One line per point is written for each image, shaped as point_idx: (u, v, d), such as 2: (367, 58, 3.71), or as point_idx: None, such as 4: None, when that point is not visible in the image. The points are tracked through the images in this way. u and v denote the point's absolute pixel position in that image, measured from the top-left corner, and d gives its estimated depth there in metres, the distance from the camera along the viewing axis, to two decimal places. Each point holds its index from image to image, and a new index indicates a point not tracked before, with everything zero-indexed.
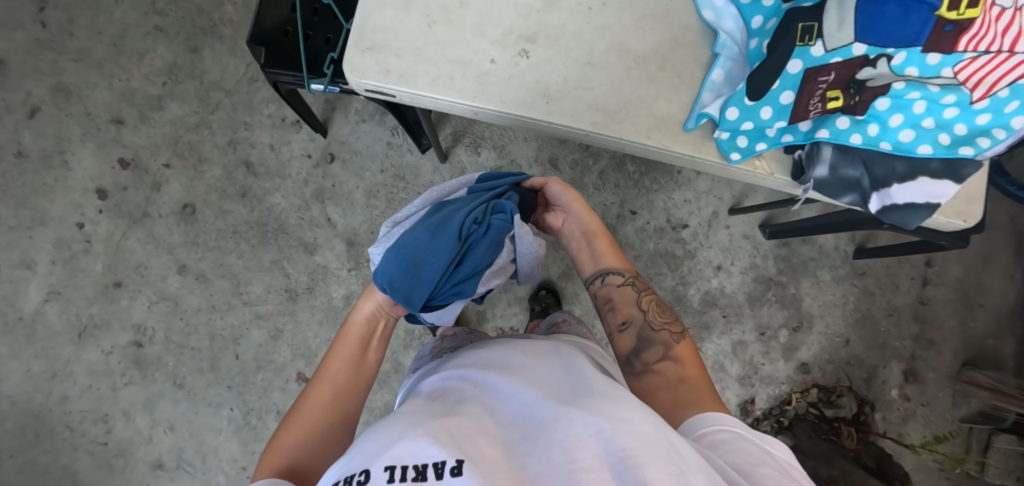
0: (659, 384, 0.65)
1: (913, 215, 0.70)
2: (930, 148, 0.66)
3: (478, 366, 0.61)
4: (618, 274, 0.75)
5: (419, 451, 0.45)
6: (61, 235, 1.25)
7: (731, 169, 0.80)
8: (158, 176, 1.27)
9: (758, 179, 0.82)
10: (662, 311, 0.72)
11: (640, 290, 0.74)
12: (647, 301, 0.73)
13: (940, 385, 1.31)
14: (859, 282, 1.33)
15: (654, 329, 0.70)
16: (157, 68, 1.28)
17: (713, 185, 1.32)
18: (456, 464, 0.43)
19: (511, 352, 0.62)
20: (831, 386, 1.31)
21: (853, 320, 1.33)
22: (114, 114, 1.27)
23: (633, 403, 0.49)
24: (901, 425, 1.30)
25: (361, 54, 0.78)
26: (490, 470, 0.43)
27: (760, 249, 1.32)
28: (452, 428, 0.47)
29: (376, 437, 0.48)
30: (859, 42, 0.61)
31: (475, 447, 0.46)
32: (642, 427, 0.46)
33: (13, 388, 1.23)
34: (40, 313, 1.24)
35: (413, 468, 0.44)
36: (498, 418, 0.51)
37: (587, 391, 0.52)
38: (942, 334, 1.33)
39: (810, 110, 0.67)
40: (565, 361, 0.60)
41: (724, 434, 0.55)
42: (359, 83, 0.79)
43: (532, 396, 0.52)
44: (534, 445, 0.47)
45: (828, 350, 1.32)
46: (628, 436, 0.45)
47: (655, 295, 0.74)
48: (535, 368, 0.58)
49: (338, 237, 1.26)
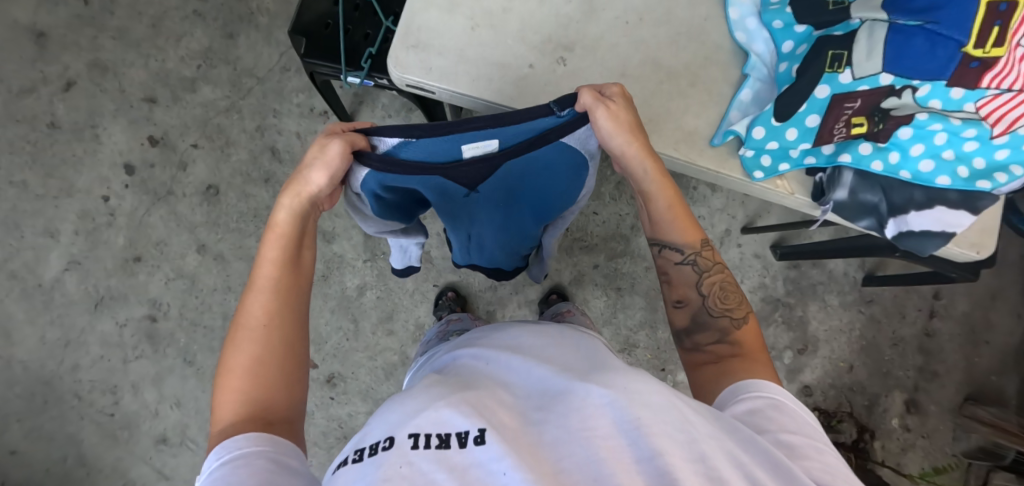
0: (704, 363, 0.66)
1: (929, 241, 0.73)
2: (948, 180, 0.68)
3: (496, 343, 0.63)
4: (679, 252, 0.72)
5: (441, 420, 0.46)
6: (85, 207, 1.28)
7: (752, 186, 0.82)
8: (185, 155, 1.29)
9: (777, 198, 0.84)
10: (725, 297, 0.70)
11: (705, 271, 0.71)
12: (709, 285, 0.71)
13: (940, 418, 1.32)
14: (866, 310, 1.35)
15: (713, 315, 0.69)
16: (193, 51, 1.31)
17: (728, 203, 1.33)
18: (479, 434, 0.44)
19: (526, 335, 0.64)
20: (831, 410, 1.33)
21: (858, 347, 1.34)
22: (148, 93, 1.30)
23: (645, 377, 0.50)
24: (900, 455, 1.31)
25: (405, 51, 0.80)
26: (511, 437, 0.45)
27: (769, 269, 1.33)
28: (472, 399, 0.48)
29: (399, 409, 0.50)
30: (885, 72, 0.63)
31: (495, 415, 0.47)
32: (653, 397, 0.47)
33: (26, 354, 1.25)
34: (60, 282, 1.26)
35: (437, 436, 0.45)
36: (513, 391, 0.52)
37: (599, 369, 0.53)
38: (945, 367, 1.34)
39: (834, 134, 0.70)
40: (575, 343, 0.62)
41: (755, 398, 0.57)
42: (400, 78, 0.81)
43: (545, 371, 0.53)
44: (551, 413, 0.47)
45: (832, 375, 1.33)
46: (643, 407, 0.46)
47: (724, 276, 0.71)
48: (547, 348, 0.59)
49: (356, 227, 1.25)
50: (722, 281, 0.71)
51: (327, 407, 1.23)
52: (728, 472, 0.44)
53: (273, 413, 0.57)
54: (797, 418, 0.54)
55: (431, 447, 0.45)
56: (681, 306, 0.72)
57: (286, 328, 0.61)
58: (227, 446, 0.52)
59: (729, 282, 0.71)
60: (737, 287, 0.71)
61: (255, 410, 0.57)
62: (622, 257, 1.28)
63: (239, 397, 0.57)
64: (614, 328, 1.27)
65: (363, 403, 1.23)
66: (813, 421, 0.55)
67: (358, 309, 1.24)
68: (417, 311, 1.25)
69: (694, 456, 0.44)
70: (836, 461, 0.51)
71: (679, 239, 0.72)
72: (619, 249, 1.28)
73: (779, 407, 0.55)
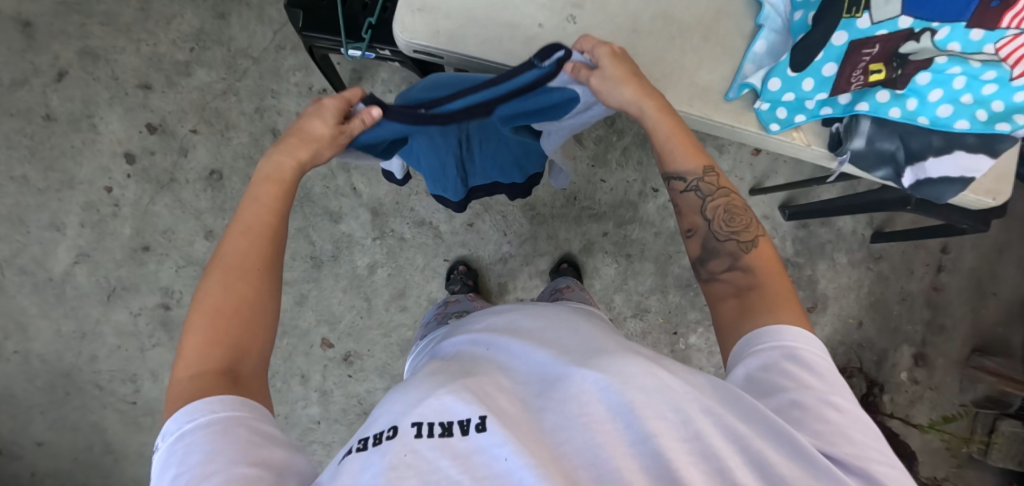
0: (723, 296, 0.62)
1: (946, 188, 0.73)
2: (967, 124, 0.67)
3: (493, 327, 0.63)
4: (682, 179, 0.67)
5: (444, 409, 0.47)
6: (89, 199, 1.27)
7: (768, 140, 0.81)
8: (185, 141, 1.27)
9: (792, 151, 0.83)
10: (732, 218, 0.65)
11: (711, 196, 0.66)
12: (714, 209, 0.65)
13: (948, 370, 1.36)
14: (875, 266, 1.35)
15: (721, 240, 0.64)
16: (185, 34, 1.28)
17: (735, 165, 1.31)
18: (481, 421, 0.45)
19: (521, 317, 0.64)
20: (842, 366, 1.35)
21: (867, 303, 1.35)
22: (142, 79, 1.28)
23: (637, 359, 0.51)
24: (909, 407, 1.35)
25: (410, 15, 0.77)
26: (511, 423, 0.46)
27: (778, 230, 1.33)
28: (473, 386, 0.49)
29: (401, 397, 0.50)
30: (905, 15, 0.62)
31: (495, 403, 0.48)
32: (647, 380, 0.48)
33: (43, 347, 1.26)
34: (69, 275, 1.27)
35: (440, 425, 0.46)
36: (512, 377, 0.53)
37: (593, 351, 0.54)
38: (953, 320, 1.36)
39: (852, 82, 0.69)
40: (569, 323, 0.62)
41: (771, 349, 0.54)
42: (407, 44, 0.79)
43: (541, 356, 0.54)
44: (549, 399, 0.49)
45: (841, 331, 1.35)
46: (636, 391, 0.47)
47: (732, 198, 0.66)
48: (543, 331, 0.60)
49: (363, 206, 1.24)
50: (729, 204, 0.65)
51: (346, 385, 1.24)
52: (721, 448, 0.46)
53: (240, 365, 0.55)
54: (810, 371, 0.52)
55: (434, 436, 0.45)
56: (691, 234, 0.67)
57: (249, 278, 0.58)
58: (198, 408, 0.49)
59: (735, 204, 0.65)
60: (746, 206, 0.65)
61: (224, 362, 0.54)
62: (631, 225, 1.27)
63: (198, 355, 0.54)
64: (625, 294, 1.28)
65: (381, 380, 1.25)
66: (827, 365, 0.53)
67: (370, 288, 1.24)
68: (428, 286, 1.25)
69: (686, 433, 0.46)
70: (847, 419, 0.49)
71: (687, 167, 0.66)
72: (627, 216, 1.27)
73: (797, 358, 0.53)
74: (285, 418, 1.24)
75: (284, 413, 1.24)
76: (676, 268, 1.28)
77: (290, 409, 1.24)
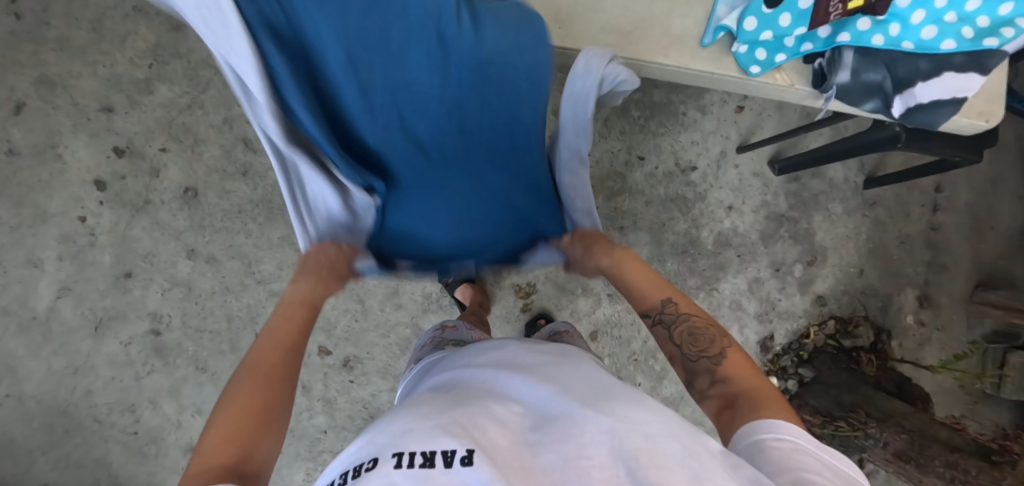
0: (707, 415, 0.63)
1: (939, 113, 0.70)
2: (954, 43, 0.66)
3: (490, 360, 0.62)
4: (650, 316, 0.73)
5: (427, 439, 0.46)
6: (64, 231, 1.23)
7: (750, 84, 0.79)
8: (155, 161, 1.24)
9: (777, 93, 0.80)
10: (697, 338, 0.68)
11: (674, 323, 0.71)
12: (680, 335, 0.69)
13: (953, 308, 1.35)
14: (870, 213, 1.33)
15: (694, 360, 0.67)
16: (142, 50, 1.24)
17: (721, 123, 1.26)
18: (466, 454, 0.44)
19: (521, 352, 0.63)
20: (847, 316, 1.33)
21: (867, 250, 1.33)
22: (103, 102, 1.24)
23: (644, 405, 0.50)
24: (918, 350, 1.34)
25: None
26: (498, 460, 0.45)
27: (770, 186, 1.29)
28: (464, 417, 0.48)
29: (387, 427, 0.50)
30: None
31: (485, 436, 0.47)
32: (648, 427, 0.47)
33: (36, 387, 1.23)
34: (54, 311, 1.23)
35: (421, 454, 0.45)
36: (509, 409, 0.52)
37: (599, 391, 0.53)
38: (953, 259, 1.35)
39: (830, 12, 0.67)
40: (573, 360, 0.61)
41: (776, 443, 0.53)
42: None
43: (544, 391, 0.53)
44: (545, 437, 0.47)
45: (843, 281, 1.33)
46: (638, 438, 0.46)
47: (693, 320, 0.70)
48: (547, 365, 0.59)
49: None
50: (691, 326, 0.69)
51: (348, 391, 1.22)
52: None
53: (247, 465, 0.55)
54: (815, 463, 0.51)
55: (414, 467, 0.45)
56: (668, 352, 0.70)
57: None
58: None
59: (697, 325, 0.69)
60: (712, 324, 0.69)
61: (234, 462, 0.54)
62: (620, 196, 1.25)
63: None
64: None
65: (383, 381, 1.22)
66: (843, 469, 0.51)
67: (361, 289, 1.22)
68: (421, 281, 1.23)
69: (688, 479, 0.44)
70: None
71: (660, 300, 0.74)
72: (616, 188, 1.25)
73: (803, 452, 0.52)
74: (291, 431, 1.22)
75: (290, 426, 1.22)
76: (670, 235, 1.26)
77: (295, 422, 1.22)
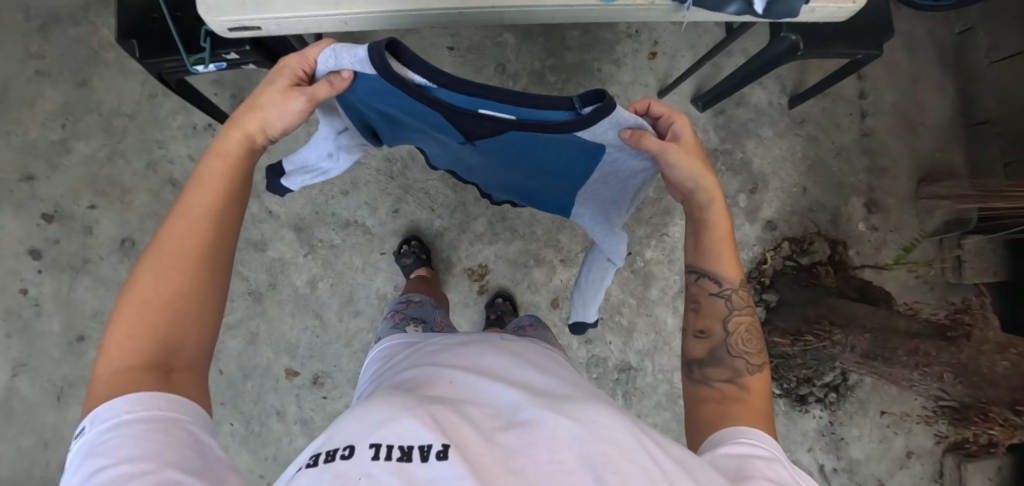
0: (708, 400, 0.65)
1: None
2: None
3: (460, 361, 0.58)
4: (717, 284, 0.70)
5: (404, 432, 0.43)
6: (7, 307, 1.21)
7: (613, 10, 0.76)
8: (86, 219, 1.22)
9: (640, 15, 0.78)
10: (746, 340, 0.69)
11: (736, 307, 0.70)
12: (734, 324, 0.70)
13: (902, 209, 1.38)
14: (801, 131, 1.35)
15: (730, 353, 0.68)
16: (51, 112, 1.23)
17: (637, 73, 1.28)
18: (441, 449, 0.41)
19: (490, 354, 0.59)
20: (800, 236, 1.34)
21: (806, 168, 1.35)
22: (23, 170, 1.22)
23: (615, 413, 0.48)
24: (876, 255, 1.36)
25: None
26: (472, 454, 0.42)
27: (697, 123, 1.32)
28: (440, 414, 0.45)
29: (359, 415, 0.46)
30: None
31: (460, 433, 0.44)
32: (622, 435, 0.45)
33: (8, 470, 1.20)
34: (12, 389, 1.21)
35: (397, 448, 0.42)
36: (482, 409, 0.48)
37: (570, 399, 0.50)
38: (891, 160, 1.39)
39: None
40: (541, 369, 0.58)
41: (747, 450, 0.54)
42: (219, 23, 0.74)
43: (516, 396, 0.50)
44: (518, 437, 0.44)
45: (789, 202, 1.34)
46: (608, 445, 0.43)
47: (744, 321, 0.70)
48: (517, 373, 0.56)
49: (286, 226, 1.21)
50: (749, 325, 0.70)
51: (325, 407, 1.21)
52: None
53: (177, 360, 0.52)
54: (782, 472, 0.53)
55: (390, 460, 0.41)
56: (698, 307, 0.71)
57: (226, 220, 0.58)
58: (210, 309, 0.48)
59: (753, 328, 0.70)
60: (761, 335, 0.70)
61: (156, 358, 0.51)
62: None
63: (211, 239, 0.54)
64: (571, 230, 1.24)
65: None
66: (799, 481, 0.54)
67: (317, 304, 1.21)
68: (375, 284, 1.22)
69: None
70: None
71: (723, 277, 0.70)
72: None
73: (762, 457, 0.54)
74: (275, 460, 1.20)
75: (273, 455, 1.20)
76: None
77: (277, 450, 1.20)
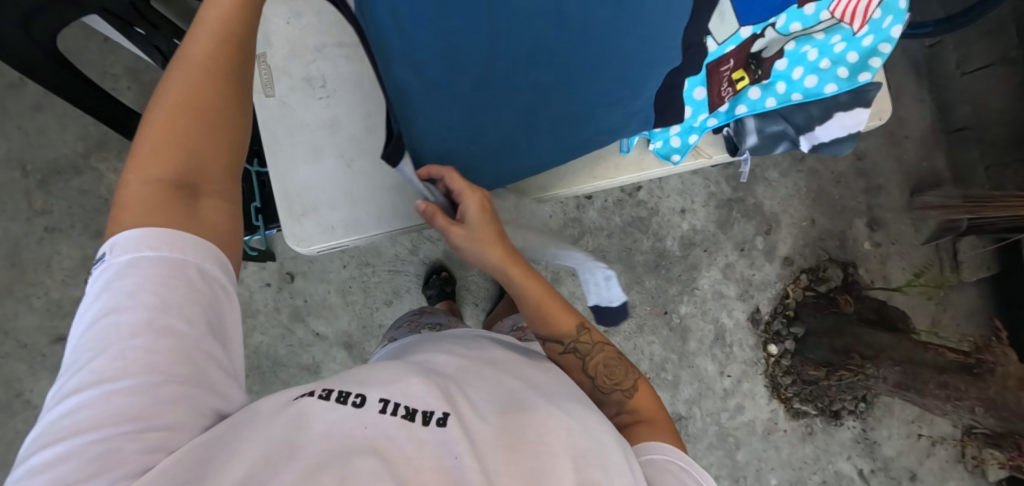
0: None
1: (840, 143, 0.83)
2: (835, 85, 0.78)
3: (467, 344, 0.62)
4: (558, 342, 0.67)
5: (414, 395, 0.47)
6: None
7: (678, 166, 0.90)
8: None
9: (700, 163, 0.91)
10: (611, 370, 0.66)
11: (590, 352, 0.67)
12: (596, 367, 0.66)
13: (899, 220, 1.44)
14: (802, 166, 1.42)
15: (604, 393, 0.65)
16: (71, 268, 1.19)
17: None
18: (442, 416, 0.46)
19: (495, 346, 0.63)
20: (814, 265, 1.41)
21: (812, 200, 1.42)
22: (52, 333, 1.18)
23: (596, 417, 0.52)
24: (883, 269, 1.43)
25: (298, 223, 0.80)
26: (468, 424, 0.46)
27: (710, 177, 1.39)
28: (446, 387, 0.50)
29: (368, 371, 0.50)
30: (745, 26, 0.69)
31: (461, 407, 0.48)
32: (604, 439, 0.49)
33: None
34: None
35: (404, 407, 0.46)
36: (480, 388, 0.53)
37: (562, 395, 0.54)
38: (884, 176, 1.45)
39: (723, 95, 0.77)
40: (541, 362, 0.62)
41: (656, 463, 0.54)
42: (310, 248, 0.82)
43: (512, 384, 0.54)
44: (508, 420, 0.48)
45: (800, 236, 1.41)
46: (590, 442, 0.47)
47: (607, 350, 0.67)
48: (521, 365, 0.59)
49: (335, 345, 1.22)
50: (607, 358, 0.67)
51: None
52: None
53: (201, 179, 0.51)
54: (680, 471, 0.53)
55: (397, 415, 0.45)
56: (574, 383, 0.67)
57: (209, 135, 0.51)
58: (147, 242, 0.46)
59: (612, 357, 0.67)
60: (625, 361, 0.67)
61: (183, 174, 0.50)
62: (583, 238, 1.35)
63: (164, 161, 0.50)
64: None
65: None
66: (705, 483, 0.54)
67: None
68: None
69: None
70: None
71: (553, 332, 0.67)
72: None
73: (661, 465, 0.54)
74: None
75: None
76: (639, 256, 1.37)
77: None
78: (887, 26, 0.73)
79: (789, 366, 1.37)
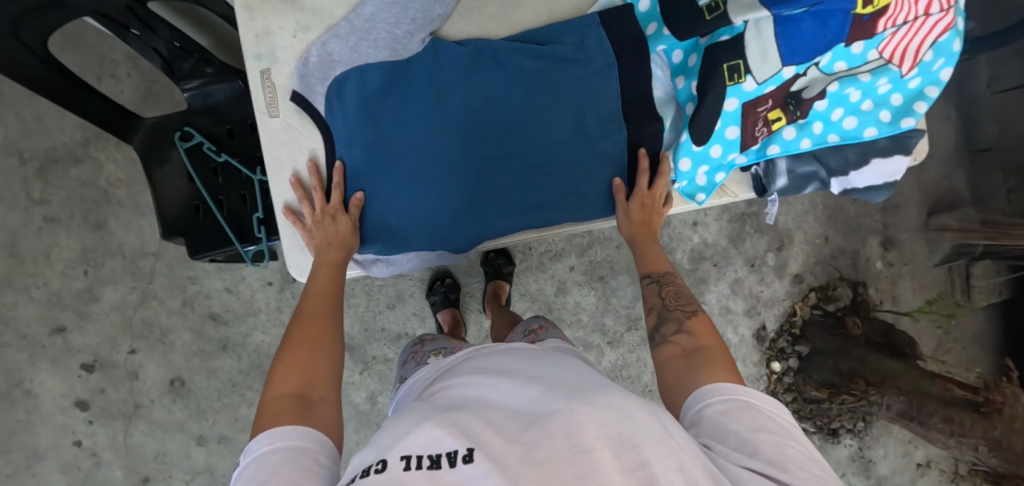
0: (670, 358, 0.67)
1: (871, 190, 0.87)
2: (875, 129, 0.82)
3: (478, 365, 0.60)
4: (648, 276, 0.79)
5: (432, 442, 0.46)
6: (65, 460, 1.18)
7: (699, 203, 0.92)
8: (129, 364, 1.19)
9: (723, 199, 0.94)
10: (678, 295, 0.75)
11: (662, 281, 0.77)
12: (668, 291, 0.75)
13: (914, 241, 1.41)
14: None
15: (669, 310, 0.73)
16: (70, 260, 1.17)
17: None
18: (467, 451, 0.45)
19: (507, 357, 0.60)
20: (824, 283, 1.39)
21: (826, 218, 1.39)
22: (51, 324, 1.17)
23: (628, 394, 0.51)
24: (893, 290, 1.40)
25: (302, 253, 0.86)
26: (496, 452, 0.45)
27: None
28: (462, 420, 0.49)
29: (388, 432, 0.49)
30: (787, 67, 0.78)
31: (483, 437, 0.47)
32: (639, 415, 0.48)
33: None
34: None
35: (427, 457, 0.45)
36: (502, 408, 0.51)
37: (587, 386, 0.52)
38: (902, 196, 1.41)
39: (756, 135, 0.83)
40: (559, 361, 0.60)
41: (721, 404, 0.58)
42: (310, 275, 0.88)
43: (532, 392, 0.52)
44: (537, 432, 0.47)
45: (812, 253, 1.39)
46: (626, 423, 0.47)
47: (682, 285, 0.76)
48: (540, 369, 0.57)
49: None
50: (676, 288, 0.76)
51: None
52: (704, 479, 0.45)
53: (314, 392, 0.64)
54: (759, 417, 0.56)
55: (422, 468, 0.45)
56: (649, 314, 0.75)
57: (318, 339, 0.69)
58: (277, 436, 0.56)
59: (681, 287, 0.76)
60: (689, 292, 0.76)
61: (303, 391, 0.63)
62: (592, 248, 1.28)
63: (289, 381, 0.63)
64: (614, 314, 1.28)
65: None
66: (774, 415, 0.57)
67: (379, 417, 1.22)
68: None
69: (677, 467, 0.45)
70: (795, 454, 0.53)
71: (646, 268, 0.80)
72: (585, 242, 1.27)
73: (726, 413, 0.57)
74: None
75: None
76: None
77: None
78: (933, 71, 0.79)
79: (791, 384, 1.36)
